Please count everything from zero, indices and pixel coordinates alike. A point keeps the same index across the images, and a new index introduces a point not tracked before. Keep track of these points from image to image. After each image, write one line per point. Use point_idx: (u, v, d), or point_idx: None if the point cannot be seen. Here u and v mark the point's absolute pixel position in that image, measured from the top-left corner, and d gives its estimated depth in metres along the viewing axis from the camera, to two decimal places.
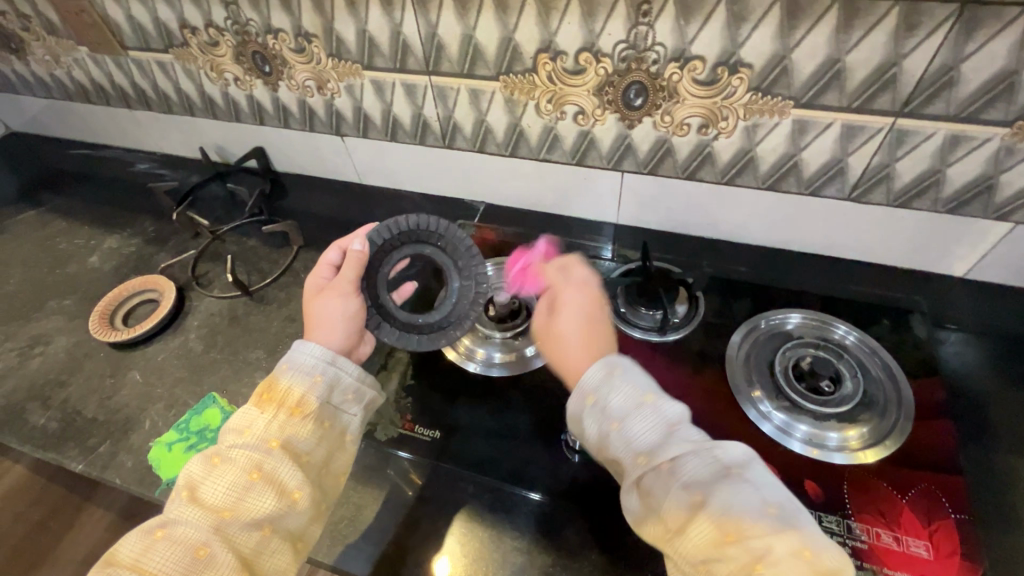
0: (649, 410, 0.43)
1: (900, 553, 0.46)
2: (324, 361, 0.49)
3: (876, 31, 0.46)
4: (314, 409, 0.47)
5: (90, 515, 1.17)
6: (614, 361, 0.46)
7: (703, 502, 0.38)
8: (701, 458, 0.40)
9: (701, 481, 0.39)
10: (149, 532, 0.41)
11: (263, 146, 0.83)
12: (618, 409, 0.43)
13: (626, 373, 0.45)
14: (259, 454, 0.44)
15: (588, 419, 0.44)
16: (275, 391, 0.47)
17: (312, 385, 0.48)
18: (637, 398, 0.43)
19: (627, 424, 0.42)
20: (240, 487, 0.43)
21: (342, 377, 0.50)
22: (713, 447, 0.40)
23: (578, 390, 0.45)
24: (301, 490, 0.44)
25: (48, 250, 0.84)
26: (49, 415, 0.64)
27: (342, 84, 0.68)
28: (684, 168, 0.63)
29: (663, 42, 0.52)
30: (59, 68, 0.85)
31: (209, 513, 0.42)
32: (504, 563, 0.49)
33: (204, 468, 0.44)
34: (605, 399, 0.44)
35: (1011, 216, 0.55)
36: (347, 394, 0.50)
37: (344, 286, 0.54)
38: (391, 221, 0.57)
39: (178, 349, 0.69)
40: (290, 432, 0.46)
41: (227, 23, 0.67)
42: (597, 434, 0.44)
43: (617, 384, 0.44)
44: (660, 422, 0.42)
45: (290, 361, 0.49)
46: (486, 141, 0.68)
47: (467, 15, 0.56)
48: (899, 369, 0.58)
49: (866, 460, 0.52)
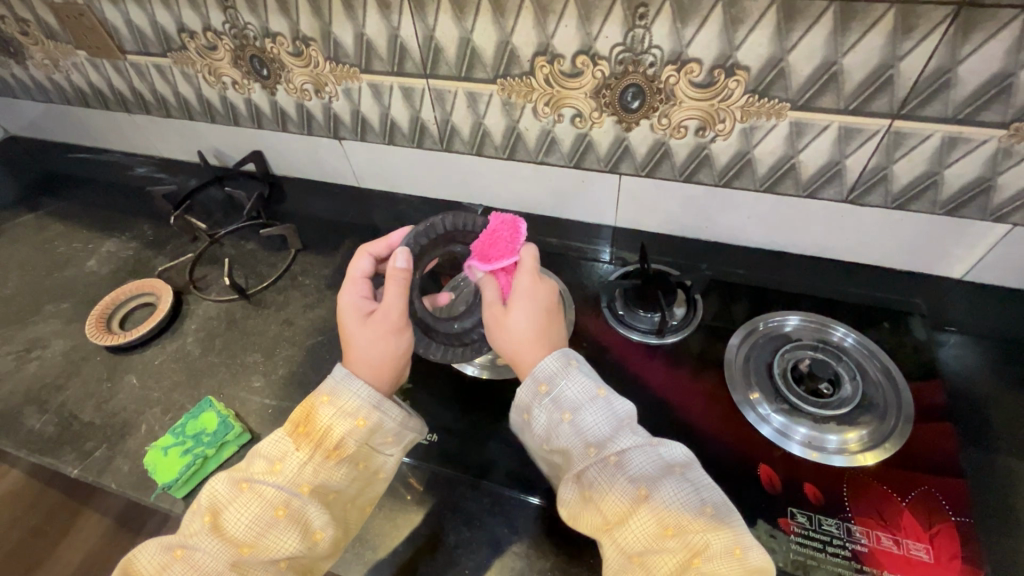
0: (601, 404, 0.44)
1: (901, 556, 0.46)
2: (370, 405, 0.46)
3: (872, 33, 0.46)
4: (351, 452, 0.46)
5: (87, 520, 1.17)
6: (569, 354, 0.47)
7: (646, 496, 0.40)
8: (646, 454, 0.42)
9: (646, 475, 0.41)
10: (170, 549, 0.42)
11: (261, 149, 0.83)
12: (571, 401, 0.44)
13: (582, 367, 0.46)
14: (289, 491, 0.43)
15: (540, 407, 0.45)
16: (314, 426, 0.45)
17: (353, 427, 0.46)
18: (591, 391, 0.45)
19: (579, 416, 0.44)
20: (263, 522, 0.42)
21: (384, 422, 0.47)
22: (656, 445, 0.43)
23: (532, 377, 0.46)
24: (324, 531, 0.43)
25: (46, 253, 0.84)
26: (45, 420, 0.64)
27: (339, 87, 0.68)
28: (682, 171, 0.63)
29: (660, 45, 0.52)
30: (58, 72, 0.85)
31: (229, 544, 0.42)
32: (502, 567, 0.49)
33: (231, 492, 0.44)
34: (559, 388, 0.45)
35: (1009, 218, 0.55)
36: (388, 436, 0.48)
37: (393, 318, 0.49)
38: (423, 225, 0.53)
39: (175, 353, 0.69)
40: (323, 474, 0.44)
41: (225, 27, 0.67)
42: (547, 423, 0.45)
43: (572, 376, 0.45)
44: (610, 415, 0.44)
45: (333, 395, 0.47)
46: (484, 144, 0.68)
47: (464, 18, 0.56)
48: (898, 371, 0.58)
49: (866, 462, 0.52)
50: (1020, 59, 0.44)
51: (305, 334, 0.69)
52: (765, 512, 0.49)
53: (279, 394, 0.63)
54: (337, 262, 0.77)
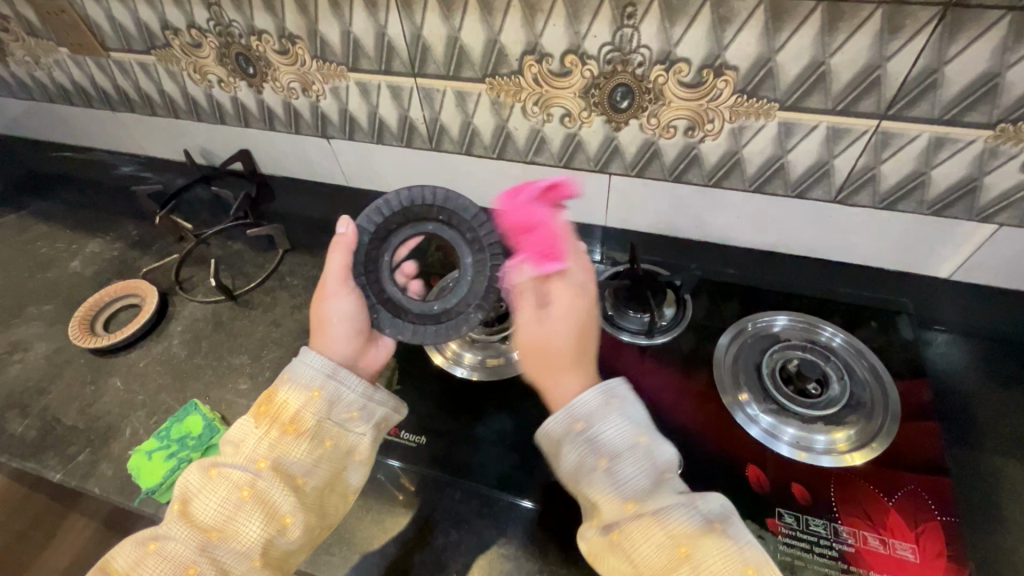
0: (640, 451, 0.42)
1: (887, 556, 0.46)
2: (323, 375, 0.48)
3: (860, 34, 0.46)
4: (309, 426, 0.46)
5: (74, 523, 1.15)
6: (612, 391, 0.45)
7: (686, 554, 0.37)
8: (688, 510, 0.39)
9: (688, 531, 0.38)
10: (144, 543, 0.41)
11: (248, 149, 0.82)
12: (608, 445, 0.43)
13: (623, 406, 0.44)
14: (251, 471, 0.43)
15: (574, 447, 0.43)
16: (273, 404, 0.46)
17: (309, 400, 0.47)
18: (631, 437, 0.43)
19: (616, 462, 0.42)
20: (230, 505, 0.42)
21: (342, 393, 0.48)
22: (697, 498, 0.40)
23: (568, 413, 0.44)
24: (292, 515, 0.43)
25: (28, 254, 0.83)
26: (27, 424, 0.63)
27: (327, 86, 0.67)
28: (671, 171, 0.62)
29: (648, 44, 0.52)
30: (40, 70, 0.83)
31: (198, 531, 0.41)
32: (492, 570, 0.48)
33: (200, 480, 0.44)
34: (597, 430, 0.43)
35: (995, 218, 0.55)
36: (351, 411, 0.48)
37: (336, 281, 0.53)
38: (379, 202, 0.54)
39: (160, 355, 0.68)
40: (283, 451, 0.44)
41: (209, 24, 0.66)
42: (579, 464, 0.43)
43: (612, 417, 0.44)
44: (649, 465, 0.42)
45: (291, 372, 0.48)
46: (474, 143, 0.68)
47: (452, 17, 0.55)
48: (885, 371, 0.58)
49: (853, 463, 0.52)
50: (1006, 60, 0.44)
51: (293, 336, 0.68)
52: (753, 513, 0.50)
53: None
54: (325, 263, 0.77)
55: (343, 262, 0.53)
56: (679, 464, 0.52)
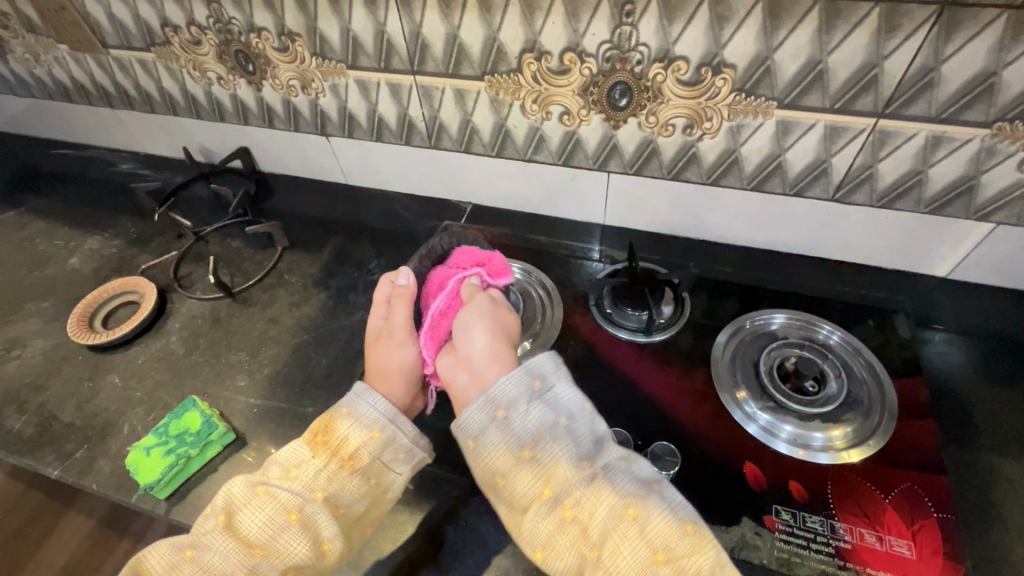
0: (563, 428, 0.45)
1: (884, 553, 0.46)
2: (385, 418, 0.48)
3: (856, 32, 0.46)
4: (363, 464, 0.46)
5: (68, 523, 1.15)
6: (543, 369, 0.48)
7: (635, 515, 0.40)
8: (620, 477, 0.42)
9: (632, 493, 0.41)
10: (180, 550, 0.42)
11: (248, 147, 0.82)
12: (529, 433, 0.45)
13: (558, 385, 0.48)
14: (300, 496, 0.44)
15: (498, 436, 0.45)
16: (331, 436, 0.47)
17: (368, 439, 0.47)
18: (568, 411, 0.46)
19: (559, 436, 0.44)
20: (275, 525, 0.43)
21: (397, 436, 0.48)
22: (634, 462, 0.44)
23: (493, 398, 0.46)
24: (332, 543, 0.43)
25: (26, 251, 0.83)
26: (24, 420, 0.63)
27: (326, 83, 0.67)
28: (670, 169, 0.63)
29: (647, 42, 0.52)
30: (39, 66, 0.83)
31: (240, 545, 0.42)
32: (490, 567, 0.49)
33: (247, 494, 0.44)
34: (517, 416, 0.45)
35: (992, 217, 0.56)
36: (400, 453, 0.48)
37: (398, 334, 0.55)
38: (424, 251, 0.62)
39: (159, 352, 0.68)
40: (333, 482, 0.45)
41: (209, 21, 0.66)
42: (506, 454, 0.44)
43: (548, 398, 0.47)
44: (574, 439, 0.45)
45: (351, 407, 0.49)
46: (473, 142, 0.68)
47: (451, 15, 0.56)
48: (883, 369, 0.58)
49: (851, 460, 0.52)
50: (1002, 59, 0.45)
51: (292, 334, 0.68)
52: (750, 510, 0.50)
53: (264, 394, 0.62)
54: (324, 260, 0.77)
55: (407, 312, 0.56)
56: (678, 459, 0.53)
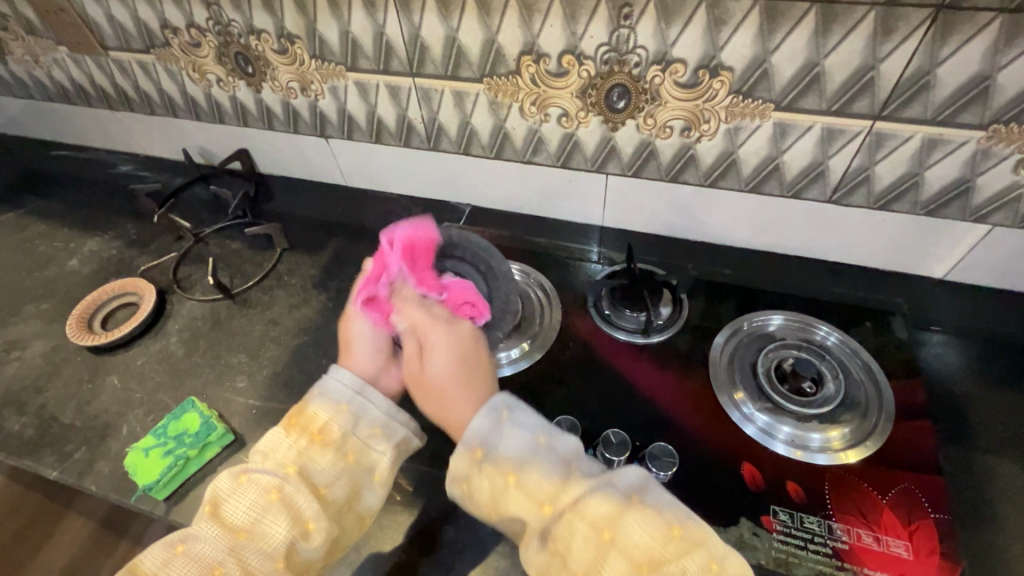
0: (543, 451, 0.44)
1: (881, 553, 0.46)
2: (352, 391, 0.50)
3: (853, 35, 0.46)
4: (336, 438, 0.47)
5: (68, 524, 1.15)
6: (500, 403, 0.47)
7: (611, 538, 0.38)
8: (605, 489, 0.41)
9: (604, 516, 0.39)
10: (170, 546, 0.41)
11: (247, 148, 0.82)
12: (495, 480, 0.43)
13: (513, 416, 0.46)
14: (278, 475, 0.44)
15: (480, 474, 0.44)
16: (304, 415, 0.48)
17: (339, 413, 0.48)
18: (530, 442, 0.44)
19: (525, 472, 0.43)
20: (259, 508, 0.43)
21: (369, 409, 0.49)
22: (610, 475, 0.42)
23: (462, 445, 0.45)
24: (315, 521, 0.43)
25: (26, 253, 0.83)
26: (24, 422, 0.63)
27: (325, 85, 0.68)
28: (668, 171, 0.63)
29: (645, 45, 0.52)
30: (39, 68, 0.83)
31: (228, 532, 0.42)
32: (489, 568, 0.49)
33: (230, 484, 0.44)
34: (495, 448, 0.44)
35: (988, 219, 0.56)
36: (375, 428, 0.49)
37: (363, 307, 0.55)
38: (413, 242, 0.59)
39: (158, 353, 0.68)
40: (309, 458, 0.45)
41: (209, 23, 0.66)
42: (494, 488, 0.43)
43: (505, 434, 0.45)
44: (557, 459, 0.44)
45: (322, 387, 0.50)
46: (472, 143, 0.68)
47: (450, 17, 0.56)
48: (881, 370, 0.59)
49: (848, 461, 0.52)
50: (998, 62, 0.45)
51: (292, 335, 0.68)
52: (748, 511, 0.50)
53: (263, 396, 0.63)
54: (323, 262, 0.77)
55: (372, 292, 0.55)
56: (677, 459, 0.52)
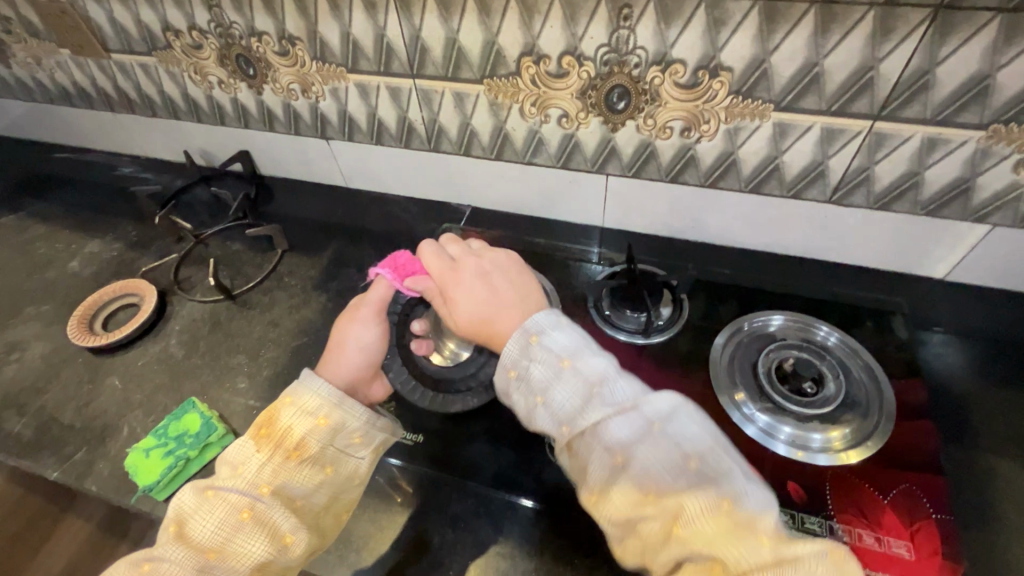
0: (568, 374, 0.42)
1: (882, 553, 0.46)
2: (331, 404, 0.47)
3: (851, 35, 0.46)
4: (313, 452, 0.46)
5: (68, 527, 1.15)
6: (531, 326, 0.46)
7: (621, 465, 0.39)
8: (625, 417, 0.40)
9: (620, 442, 0.39)
10: (138, 565, 0.41)
11: (248, 150, 0.82)
12: (525, 399, 0.44)
13: (543, 338, 0.45)
14: (251, 494, 0.43)
15: (513, 394, 0.45)
16: (275, 428, 0.46)
17: (315, 427, 0.46)
18: (555, 364, 0.43)
19: (550, 394, 0.43)
20: (230, 526, 0.42)
21: (347, 422, 0.47)
22: (638, 402, 0.41)
23: (500, 366, 0.45)
24: (293, 534, 0.43)
25: (27, 254, 0.83)
26: (24, 422, 0.63)
27: (326, 87, 0.68)
28: (668, 171, 0.63)
29: (644, 46, 0.53)
30: (41, 71, 0.84)
31: (197, 552, 0.42)
32: (489, 568, 0.49)
33: (197, 501, 0.44)
34: (525, 370, 0.44)
35: (989, 218, 0.56)
36: (353, 438, 0.48)
37: (365, 311, 0.55)
38: None
39: (158, 354, 0.68)
40: (284, 476, 0.45)
41: (210, 25, 0.66)
42: (525, 406, 0.44)
43: (533, 355, 0.44)
44: (581, 383, 0.42)
45: (296, 396, 0.48)
46: (472, 144, 0.68)
47: (450, 19, 0.56)
48: (881, 370, 0.58)
49: (850, 461, 0.52)
50: (997, 62, 0.45)
51: (292, 336, 0.68)
52: None
53: (264, 396, 0.63)
54: (324, 263, 0.77)
55: (380, 298, 0.55)
56: None
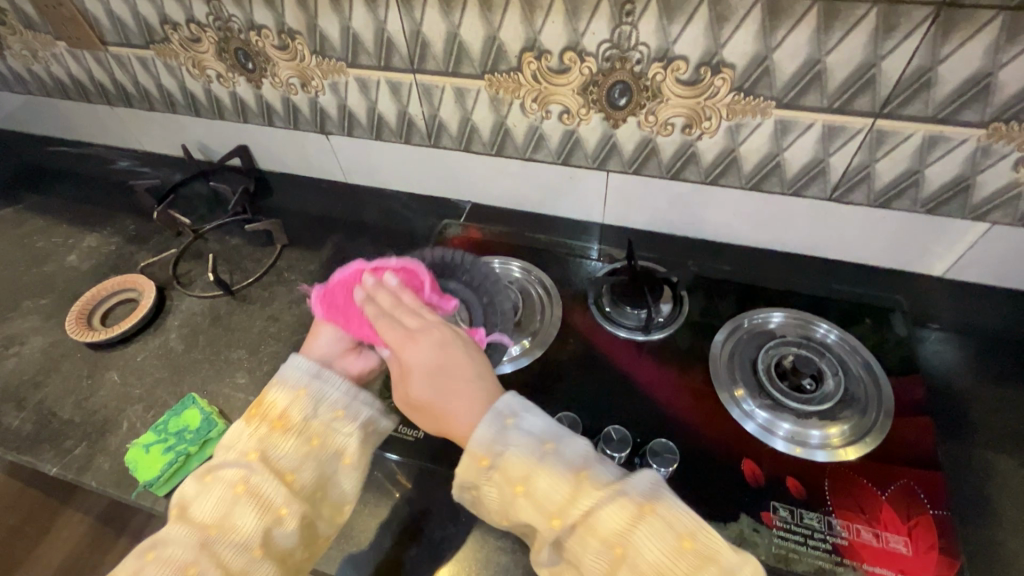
0: (551, 458, 0.41)
1: (881, 549, 0.47)
2: (309, 375, 0.49)
3: (855, 32, 0.46)
4: (297, 423, 0.47)
5: (69, 520, 1.16)
6: (503, 409, 0.44)
7: (622, 554, 0.36)
8: (614, 500, 0.38)
9: (618, 529, 0.37)
10: (140, 555, 0.41)
11: (246, 145, 0.82)
12: (515, 470, 0.41)
13: (517, 421, 0.43)
14: (242, 466, 0.45)
15: (488, 484, 0.41)
16: (262, 405, 0.48)
17: (297, 398, 0.48)
18: (537, 448, 0.42)
19: (531, 483, 0.40)
20: (227, 502, 0.43)
21: (324, 393, 0.49)
22: (623, 484, 0.40)
23: (468, 454, 0.42)
24: (287, 506, 0.43)
25: (24, 248, 0.83)
26: (23, 417, 0.63)
27: (326, 82, 0.67)
28: (669, 168, 0.63)
29: (646, 42, 0.52)
30: (37, 64, 0.83)
31: (198, 530, 0.42)
32: (489, 563, 0.49)
33: (195, 486, 0.45)
34: (500, 456, 0.42)
35: (987, 217, 0.56)
36: (336, 412, 0.48)
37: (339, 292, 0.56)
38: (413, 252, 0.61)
39: (158, 349, 0.68)
40: (272, 445, 0.46)
41: (209, 18, 0.66)
42: (502, 496, 0.41)
43: (511, 437, 0.42)
44: (566, 468, 0.41)
45: (279, 375, 0.50)
46: (472, 140, 0.68)
47: (451, 13, 0.56)
48: (879, 367, 0.59)
49: (847, 458, 0.52)
50: (999, 60, 0.45)
51: (292, 331, 0.68)
52: (747, 507, 0.50)
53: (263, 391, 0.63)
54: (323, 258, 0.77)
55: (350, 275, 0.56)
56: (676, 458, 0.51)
